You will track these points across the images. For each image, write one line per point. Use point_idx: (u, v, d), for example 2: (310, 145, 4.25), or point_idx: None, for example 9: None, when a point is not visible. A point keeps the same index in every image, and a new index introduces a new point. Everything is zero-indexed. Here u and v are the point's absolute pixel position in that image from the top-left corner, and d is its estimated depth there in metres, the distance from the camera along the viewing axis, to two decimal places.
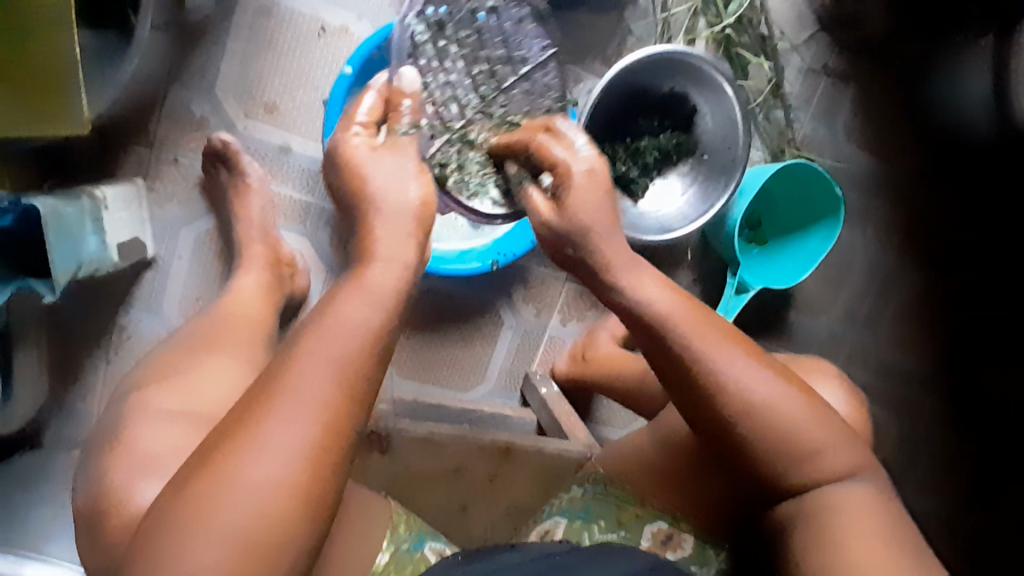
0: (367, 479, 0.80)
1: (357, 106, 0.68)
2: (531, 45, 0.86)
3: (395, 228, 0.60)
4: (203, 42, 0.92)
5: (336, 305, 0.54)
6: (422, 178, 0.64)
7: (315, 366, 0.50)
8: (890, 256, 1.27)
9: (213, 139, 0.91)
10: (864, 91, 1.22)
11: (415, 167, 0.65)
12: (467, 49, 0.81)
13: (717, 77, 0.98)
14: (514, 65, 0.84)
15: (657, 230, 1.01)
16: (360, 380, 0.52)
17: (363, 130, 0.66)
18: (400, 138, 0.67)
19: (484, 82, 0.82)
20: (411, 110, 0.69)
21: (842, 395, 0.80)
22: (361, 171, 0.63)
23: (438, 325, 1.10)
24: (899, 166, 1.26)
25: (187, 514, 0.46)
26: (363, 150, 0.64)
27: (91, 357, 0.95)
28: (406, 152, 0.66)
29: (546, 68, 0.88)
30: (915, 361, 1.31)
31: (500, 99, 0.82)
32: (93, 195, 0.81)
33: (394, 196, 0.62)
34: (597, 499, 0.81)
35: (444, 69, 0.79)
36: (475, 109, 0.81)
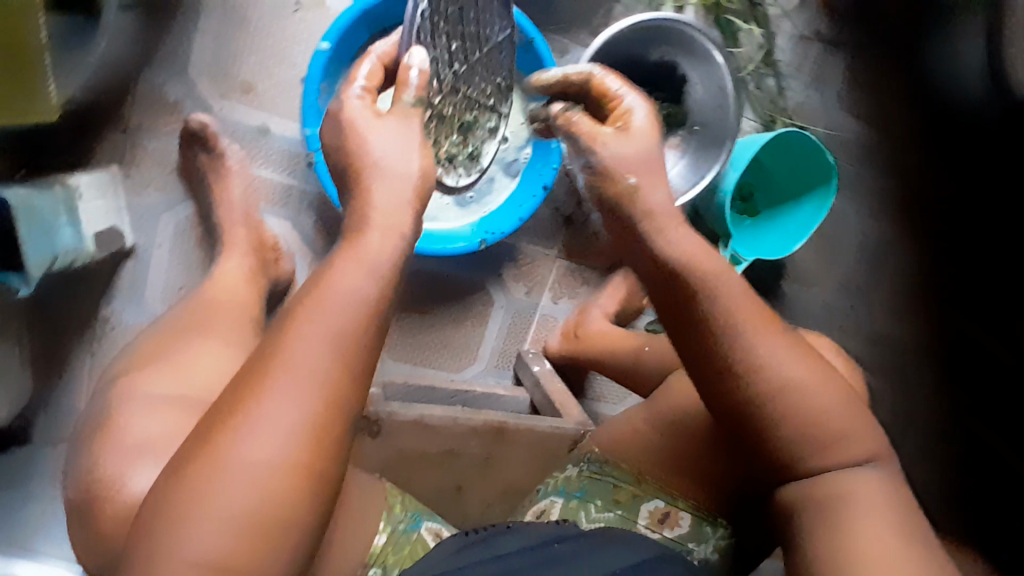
0: (362, 462, 0.78)
1: (355, 71, 0.64)
2: (495, 25, 0.77)
3: (390, 195, 0.57)
4: (172, 24, 0.88)
5: (331, 276, 0.51)
6: (425, 152, 0.61)
7: (311, 340, 0.48)
8: (883, 223, 1.26)
9: (190, 121, 0.88)
10: (856, 58, 1.20)
11: (419, 143, 0.61)
12: (451, 29, 0.72)
13: (707, 44, 0.96)
14: (479, 44, 0.76)
15: None
16: (358, 351, 0.50)
17: (364, 96, 0.62)
18: (406, 109, 0.63)
19: (456, 60, 0.75)
20: (416, 84, 0.64)
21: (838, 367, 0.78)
22: (358, 134, 0.59)
23: (428, 306, 1.10)
24: (893, 133, 1.24)
25: (186, 499, 0.45)
26: (365, 115, 0.60)
27: (77, 349, 0.94)
28: (413, 126, 0.62)
29: (502, 46, 0.79)
30: (912, 327, 1.30)
31: (462, 75, 0.76)
32: (66, 183, 0.79)
33: (398, 164, 0.58)
34: (592, 479, 0.80)
35: (433, 43, 0.70)
36: (448, 85, 0.75)
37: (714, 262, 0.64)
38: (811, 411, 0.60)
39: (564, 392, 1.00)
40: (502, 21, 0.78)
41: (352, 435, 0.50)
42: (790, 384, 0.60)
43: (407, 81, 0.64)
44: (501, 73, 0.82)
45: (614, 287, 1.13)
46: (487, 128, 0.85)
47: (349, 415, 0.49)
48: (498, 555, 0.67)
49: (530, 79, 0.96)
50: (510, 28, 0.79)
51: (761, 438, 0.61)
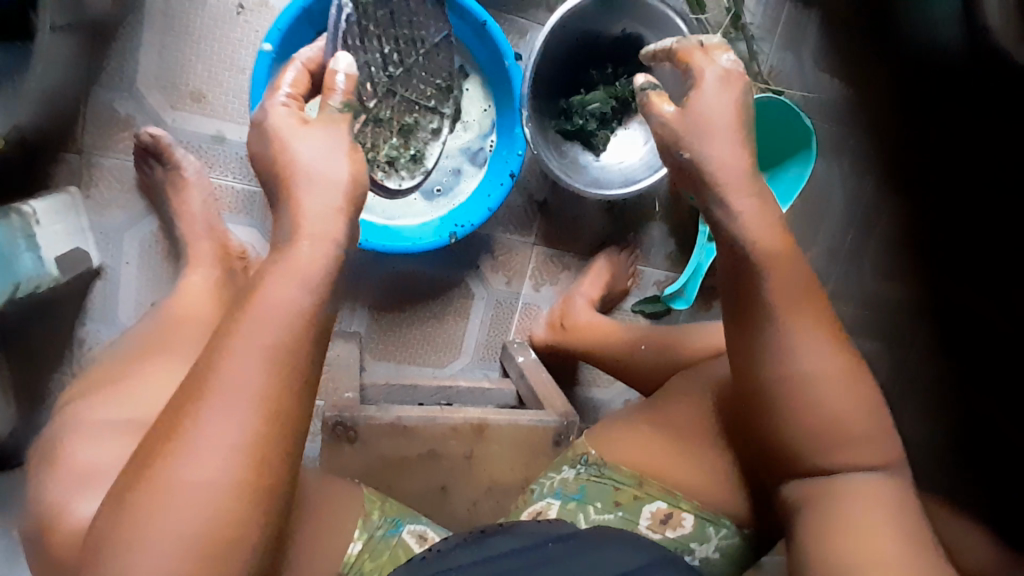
0: (340, 470, 0.79)
1: (281, 76, 0.63)
2: (432, 28, 0.83)
3: (321, 205, 0.54)
4: (114, 39, 0.86)
5: (262, 289, 0.50)
6: (352, 158, 0.58)
7: (245, 356, 0.47)
8: (868, 184, 1.23)
9: (140, 134, 0.86)
10: (831, 13, 1.15)
11: (348, 148, 0.58)
12: (383, 32, 0.79)
13: (668, 13, 0.93)
14: (415, 46, 0.83)
15: (621, 182, 0.99)
16: (296, 363, 0.49)
17: (291, 102, 0.61)
18: (334, 116, 0.60)
19: (391, 63, 0.82)
20: (343, 90, 0.62)
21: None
22: (283, 143, 0.57)
23: (405, 305, 1.08)
24: (873, 91, 1.20)
25: (125, 529, 0.43)
26: (290, 123, 0.58)
27: (55, 374, 0.94)
28: (341, 130, 0.59)
29: (442, 48, 0.85)
30: (902, 288, 1.28)
31: (400, 78, 0.83)
32: (20, 210, 0.77)
33: (328, 171, 0.56)
34: (591, 480, 0.72)
35: (365, 48, 0.77)
36: (384, 88, 0.82)
37: (785, 242, 0.61)
38: (836, 411, 0.56)
39: (548, 383, 0.99)
40: (438, 24, 0.84)
41: (299, 446, 0.49)
42: (819, 376, 0.57)
43: (334, 86, 0.62)
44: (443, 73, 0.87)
45: (597, 271, 1.10)
46: (429, 130, 0.89)
47: (292, 427, 0.48)
48: (490, 556, 0.54)
49: (487, 64, 0.94)
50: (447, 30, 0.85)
51: (761, 415, 0.60)
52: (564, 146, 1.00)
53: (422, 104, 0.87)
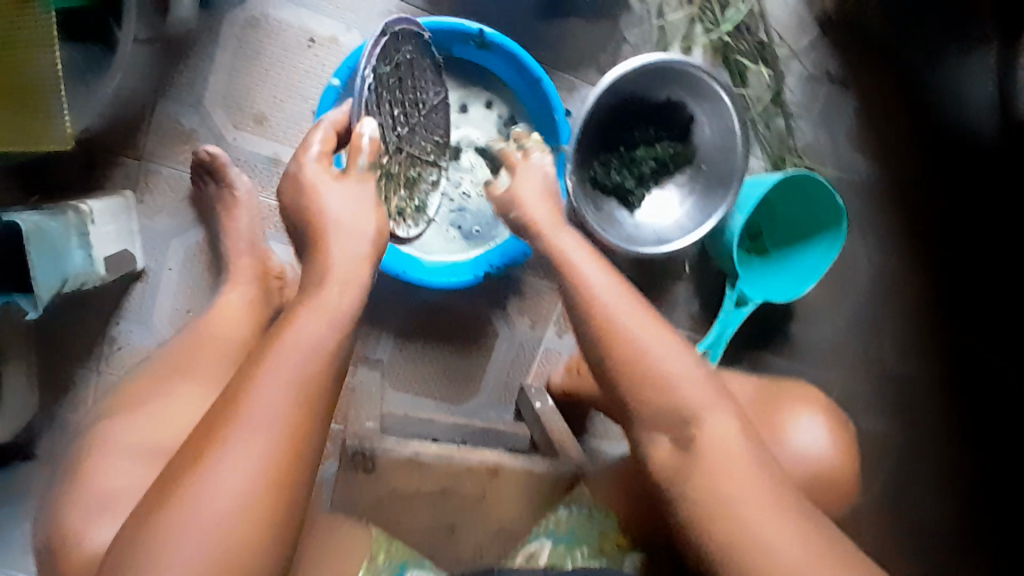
0: (349, 498, 0.79)
1: (311, 136, 0.66)
2: (429, 90, 0.82)
3: (349, 253, 0.59)
4: (188, 59, 0.91)
5: (291, 326, 0.52)
6: (377, 212, 0.63)
7: (272, 387, 0.49)
8: (893, 265, 1.25)
9: (201, 151, 0.89)
10: (866, 99, 1.19)
11: (374, 201, 0.63)
12: (393, 98, 0.75)
13: (715, 86, 0.97)
14: (417, 108, 0.80)
15: (653, 242, 1.02)
16: (320, 393, 0.50)
17: (320, 159, 0.64)
18: (362, 173, 0.64)
19: (398, 123, 0.77)
20: (369, 151, 0.64)
21: (822, 429, 0.83)
22: (314, 194, 0.61)
23: (429, 337, 1.10)
24: (903, 174, 1.23)
25: (142, 554, 0.44)
26: (322, 177, 0.63)
27: (83, 368, 0.95)
28: (370, 187, 0.64)
29: (439, 108, 0.85)
30: (920, 370, 1.28)
31: (405, 134, 0.78)
32: (78, 209, 0.79)
33: (351, 223, 0.60)
34: (580, 522, 0.84)
35: (379, 112, 0.72)
36: (393, 146, 0.76)
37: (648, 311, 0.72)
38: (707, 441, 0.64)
39: (563, 431, 0.98)
40: (436, 87, 0.84)
41: (314, 478, 0.50)
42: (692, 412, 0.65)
43: (359, 147, 0.64)
44: (440, 132, 0.87)
45: None
46: (429, 182, 0.86)
47: (311, 459, 0.49)
48: None
49: (535, 114, 0.97)
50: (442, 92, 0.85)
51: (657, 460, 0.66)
52: (602, 201, 1.03)
53: (424, 160, 0.84)
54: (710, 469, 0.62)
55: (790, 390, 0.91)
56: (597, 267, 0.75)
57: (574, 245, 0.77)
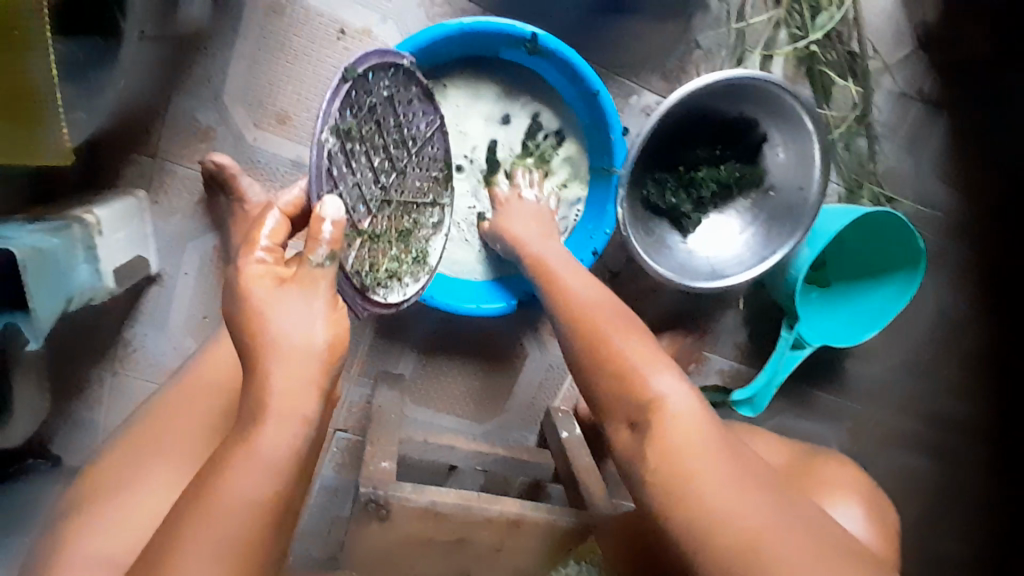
0: (361, 547, 0.75)
1: (257, 228, 0.54)
2: (419, 122, 0.71)
3: (292, 375, 0.48)
4: (208, 48, 0.82)
5: (222, 478, 0.45)
6: (332, 318, 0.50)
7: (198, 561, 0.43)
8: (966, 305, 1.13)
9: (208, 160, 0.81)
10: (959, 120, 1.06)
11: (326, 305, 0.50)
12: (371, 145, 0.61)
13: (797, 107, 0.84)
14: (406, 147, 0.68)
15: (706, 275, 0.91)
16: (254, 555, 0.45)
17: (269, 257, 0.52)
18: (318, 273, 0.50)
19: (382, 173, 0.63)
20: (332, 240, 0.50)
21: (860, 519, 0.75)
22: (259, 312, 0.49)
23: (455, 354, 1.04)
24: (990, 206, 1.10)
25: None
26: (264, 287, 0.50)
27: (96, 370, 0.91)
28: (321, 291, 0.50)
29: (432, 140, 0.74)
30: (979, 419, 1.18)
31: (392, 183, 0.66)
32: (83, 221, 0.73)
33: (299, 339, 0.48)
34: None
35: (352, 171, 0.57)
36: (378, 200, 0.63)
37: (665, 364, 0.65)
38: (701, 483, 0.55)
39: (592, 470, 0.90)
40: (427, 117, 0.72)
41: None
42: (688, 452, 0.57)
43: (318, 235, 0.49)
44: (438, 164, 0.76)
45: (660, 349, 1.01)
46: (428, 224, 0.75)
47: None
48: None
49: (588, 130, 0.89)
50: (434, 118, 0.73)
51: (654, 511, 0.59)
52: (652, 223, 0.93)
53: (421, 201, 0.73)
54: (702, 507, 0.54)
55: (829, 466, 0.81)
56: (581, 277, 0.75)
57: (575, 273, 0.76)
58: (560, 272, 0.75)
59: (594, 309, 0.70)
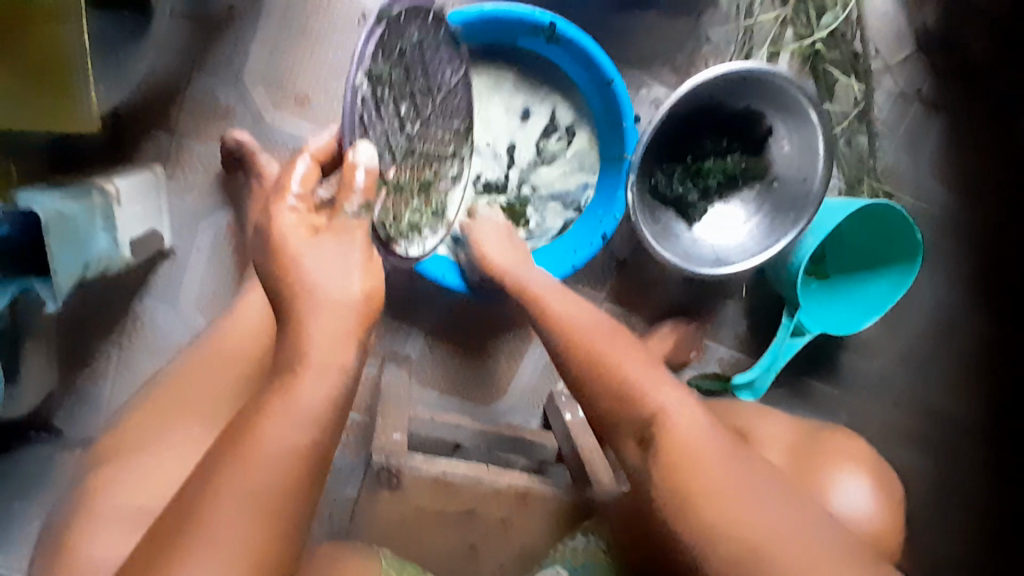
0: (373, 516, 0.76)
1: (288, 176, 0.54)
2: (443, 71, 0.68)
3: (332, 326, 0.49)
4: (230, 28, 0.84)
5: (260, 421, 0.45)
6: (368, 268, 0.51)
7: (234, 505, 0.43)
8: (958, 302, 1.16)
9: (229, 138, 0.83)
10: (956, 121, 1.09)
11: (363, 255, 0.51)
12: (399, 92, 0.58)
13: (802, 101, 0.87)
14: (431, 94, 0.65)
15: (711, 262, 0.93)
16: (289, 502, 0.45)
17: (301, 205, 0.52)
18: (350, 222, 0.51)
19: (408, 121, 0.61)
20: (365, 189, 0.50)
21: (868, 492, 0.78)
22: (294, 253, 0.49)
23: (462, 337, 1.06)
24: (985, 205, 1.13)
25: None
26: (299, 233, 0.50)
27: (105, 345, 0.91)
28: (355, 241, 0.51)
29: (455, 90, 0.71)
30: (971, 416, 1.20)
31: (418, 132, 0.64)
32: (104, 189, 0.73)
33: (337, 289, 0.49)
34: (596, 558, 0.77)
35: (381, 119, 0.56)
36: (404, 150, 0.61)
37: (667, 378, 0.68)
38: (713, 486, 0.58)
39: (595, 448, 0.91)
40: (451, 63, 0.69)
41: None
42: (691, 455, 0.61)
43: (352, 184, 0.50)
44: (459, 117, 0.73)
45: (662, 335, 1.03)
46: (449, 177, 0.74)
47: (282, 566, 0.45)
48: None
49: (600, 118, 0.91)
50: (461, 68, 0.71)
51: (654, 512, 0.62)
52: (659, 210, 0.95)
53: (442, 153, 0.70)
54: (711, 500, 0.58)
55: (833, 440, 0.83)
56: (563, 298, 0.77)
57: (555, 291, 0.77)
58: (543, 295, 0.77)
59: (588, 332, 0.73)
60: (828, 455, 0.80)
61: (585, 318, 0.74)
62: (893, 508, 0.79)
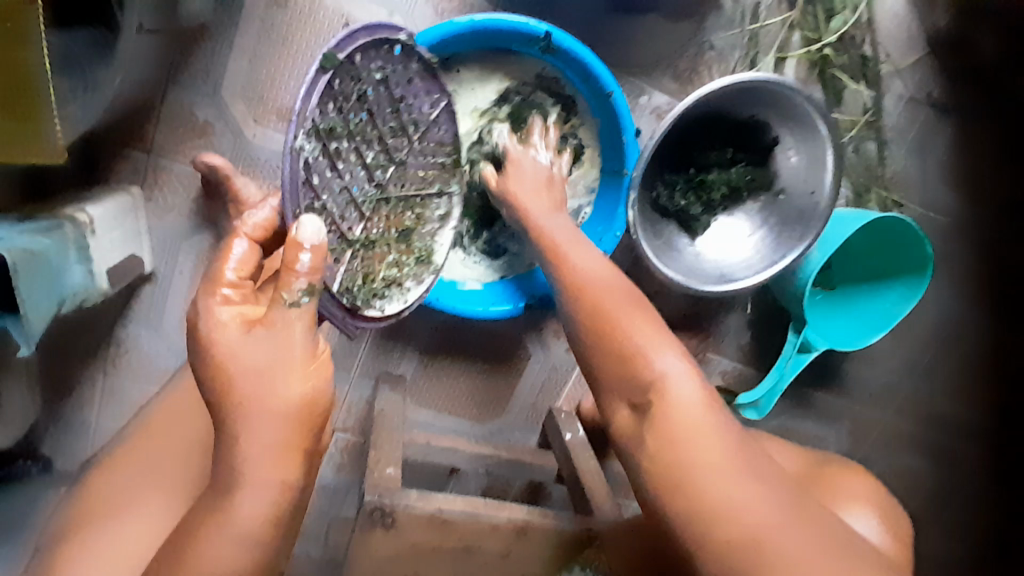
0: (368, 556, 0.73)
1: (223, 260, 0.51)
2: (420, 104, 0.64)
3: (269, 432, 0.47)
4: (205, 40, 0.79)
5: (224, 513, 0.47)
6: (308, 369, 0.49)
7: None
8: (965, 309, 1.13)
9: (199, 162, 0.78)
10: (967, 123, 1.05)
11: (304, 352, 0.49)
12: (365, 138, 0.58)
13: (811, 111, 0.83)
14: (405, 134, 0.64)
15: (715, 279, 0.90)
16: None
17: (234, 295, 0.50)
18: (291, 312, 0.47)
19: (376, 171, 0.60)
20: (312, 270, 0.47)
21: (876, 525, 0.76)
22: (226, 360, 0.47)
23: (458, 354, 1.02)
24: (995, 210, 1.10)
25: None
26: (233, 333, 0.48)
27: (88, 371, 0.88)
28: (295, 335, 0.48)
29: (436, 123, 0.67)
30: (975, 423, 1.19)
31: (390, 179, 0.62)
32: (76, 220, 0.69)
33: (271, 398, 0.47)
34: None
35: (340, 176, 0.54)
36: (373, 201, 0.61)
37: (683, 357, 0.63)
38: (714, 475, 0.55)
39: (596, 473, 0.89)
40: (430, 95, 0.65)
41: None
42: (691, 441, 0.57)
43: (296, 265, 0.46)
44: (445, 151, 0.70)
45: None
46: (436, 216, 0.71)
47: None
48: None
49: (602, 130, 0.86)
50: (442, 98, 0.67)
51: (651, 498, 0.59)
52: (661, 225, 0.92)
53: (422, 194, 0.68)
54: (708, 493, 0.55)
55: (837, 476, 0.82)
56: (590, 258, 0.71)
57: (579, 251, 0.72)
58: (569, 252, 0.71)
59: (601, 292, 0.67)
60: (834, 490, 0.78)
61: (608, 281, 0.69)
62: (902, 544, 0.76)
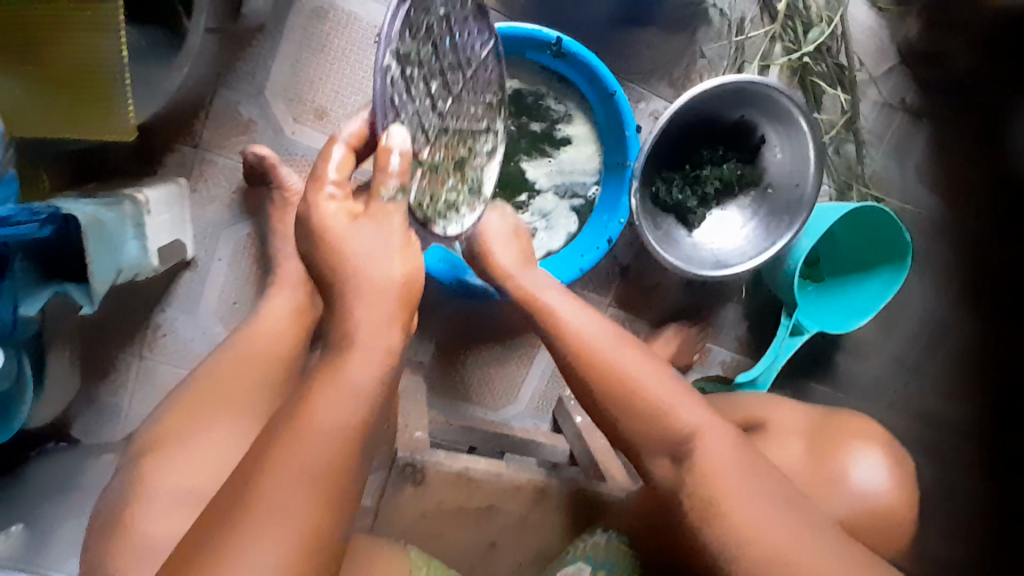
0: (396, 513, 0.77)
1: (325, 161, 0.58)
2: (473, 44, 0.68)
3: (374, 314, 0.52)
4: (253, 46, 0.89)
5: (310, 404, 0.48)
6: (406, 254, 0.55)
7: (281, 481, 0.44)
8: (948, 303, 1.21)
9: (248, 152, 0.87)
10: (938, 129, 1.15)
11: (401, 242, 0.55)
12: (429, 70, 0.61)
13: (792, 109, 0.93)
14: (461, 70, 0.67)
15: (712, 265, 0.97)
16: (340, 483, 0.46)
17: (340, 192, 0.56)
18: (388, 206, 0.55)
19: (439, 100, 0.64)
20: (401, 173, 0.55)
21: (884, 468, 0.79)
22: (338, 244, 0.53)
23: (473, 344, 1.09)
24: (967, 210, 1.19)
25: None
26: (341, 220, 0.54)
27: (124, 354, 0.94)
28: (394, 223, 0.55)
29: (484, 65, 0.71)
30: (964, 414, 1.24)
31: (449, 109, 0.66)
32: (135, 198, 0.77)
33: (380, 275, 0.53)
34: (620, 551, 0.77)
35: (412, 98, 0.59)
36: (437, 127, 0.64)
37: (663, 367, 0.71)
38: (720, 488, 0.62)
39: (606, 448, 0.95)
40: (480, 36, 0.69)
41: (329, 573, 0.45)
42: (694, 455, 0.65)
43: (387, 168, 0.55)
44: (492, 90, 0.73)
45: (666, 338, 1.06)
46: (483, 153, 0.74)
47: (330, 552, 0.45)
48: None
49: (605, 129, 0.96)
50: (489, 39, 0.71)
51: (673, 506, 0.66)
52: (659, 218, 1.00)
53: (474, 131, 0.71)
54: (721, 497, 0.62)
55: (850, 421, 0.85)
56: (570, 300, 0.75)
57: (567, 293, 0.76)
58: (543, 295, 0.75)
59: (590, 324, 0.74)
60: (844, 436, 0.82)
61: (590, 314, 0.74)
62: (911, 491, 0.79)
